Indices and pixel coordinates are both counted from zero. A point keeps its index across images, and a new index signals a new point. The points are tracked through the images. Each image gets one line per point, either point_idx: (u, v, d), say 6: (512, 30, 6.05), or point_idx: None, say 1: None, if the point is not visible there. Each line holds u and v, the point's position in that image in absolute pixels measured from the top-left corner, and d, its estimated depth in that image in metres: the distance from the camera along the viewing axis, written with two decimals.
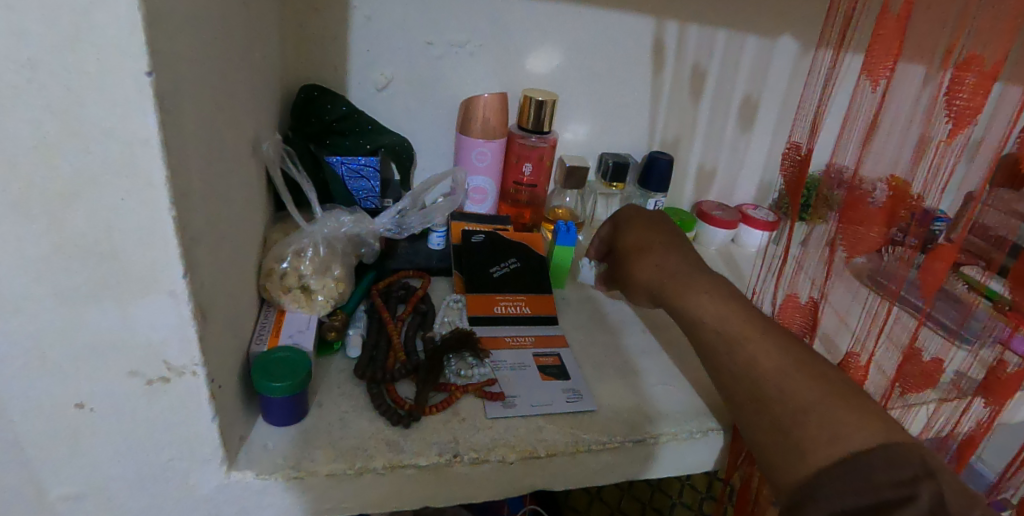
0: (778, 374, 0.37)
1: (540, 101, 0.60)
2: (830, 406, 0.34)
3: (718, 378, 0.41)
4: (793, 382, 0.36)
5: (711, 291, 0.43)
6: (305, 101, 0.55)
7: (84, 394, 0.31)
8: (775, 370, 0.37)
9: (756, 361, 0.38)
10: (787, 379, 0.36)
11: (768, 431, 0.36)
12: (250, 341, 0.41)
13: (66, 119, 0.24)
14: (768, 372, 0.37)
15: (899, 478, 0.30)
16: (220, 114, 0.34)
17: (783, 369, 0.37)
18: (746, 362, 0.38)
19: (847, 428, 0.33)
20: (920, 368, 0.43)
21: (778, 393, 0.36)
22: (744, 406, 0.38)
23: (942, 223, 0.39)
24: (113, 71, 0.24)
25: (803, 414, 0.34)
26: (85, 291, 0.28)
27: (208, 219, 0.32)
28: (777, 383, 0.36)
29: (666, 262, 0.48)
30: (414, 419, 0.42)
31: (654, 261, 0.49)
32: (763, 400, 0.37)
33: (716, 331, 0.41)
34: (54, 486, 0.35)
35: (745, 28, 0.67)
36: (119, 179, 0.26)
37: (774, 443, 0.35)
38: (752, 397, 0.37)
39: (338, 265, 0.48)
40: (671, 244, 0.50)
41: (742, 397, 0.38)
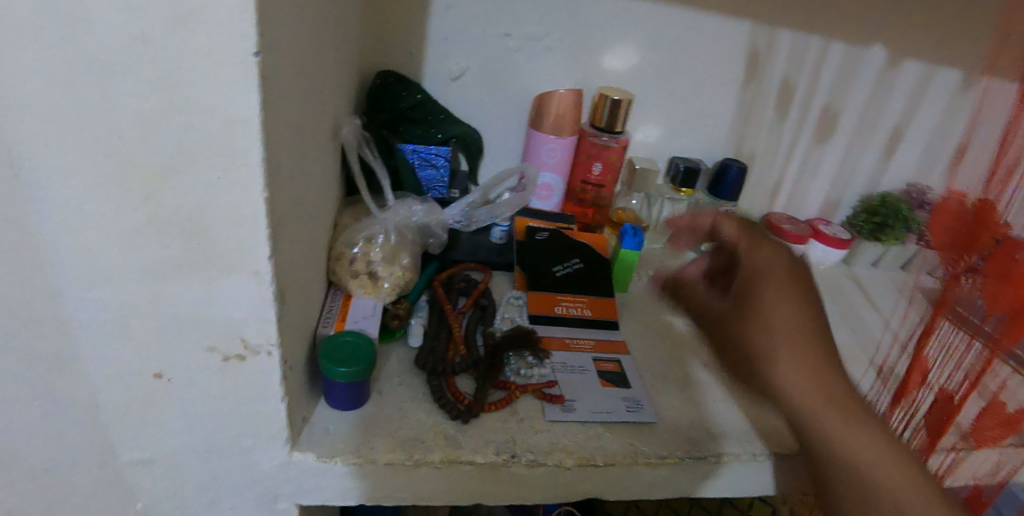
0: (878, 460, 0.38)
1: (615, 101, 0.58)
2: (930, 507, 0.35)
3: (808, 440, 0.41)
4: (881, 469, 0.37)
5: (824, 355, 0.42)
6: (381, 87, 0.55)
7: (163, 365, 0.32)
8: (873, 453, 0.38)
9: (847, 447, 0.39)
10: (880, 458, 0.37)
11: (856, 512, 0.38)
12: (317, 323, 0.42)
13: (171, 95, 0.25)
14: (867, 459, 0.38)
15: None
16: (307, 97, 0.34)
17: (880, 456, 0.38)
18: (839, 440, 0.39)
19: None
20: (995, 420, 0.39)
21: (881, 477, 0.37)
22: (836, 481, 0.39)
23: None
24: (221, 49, 0.24)
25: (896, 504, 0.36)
26: (173, 266, 0.29)
27: (292, 201, 0.32)
28: (863, 463, 0.38)
29: (780, 304, 0.44)
30: (473, 415, 0.41)
31: (770, 300, 0.45)
32: (863, 486, 0.38)
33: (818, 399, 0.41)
34: (127, 449, 0.36)
35: (839, 35, 0.63)
36: (216, 157, 0.26)
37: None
38: (853, 477, 0.38)
39: (405, 254, 0.48)
40: (791, 280, 0.46)
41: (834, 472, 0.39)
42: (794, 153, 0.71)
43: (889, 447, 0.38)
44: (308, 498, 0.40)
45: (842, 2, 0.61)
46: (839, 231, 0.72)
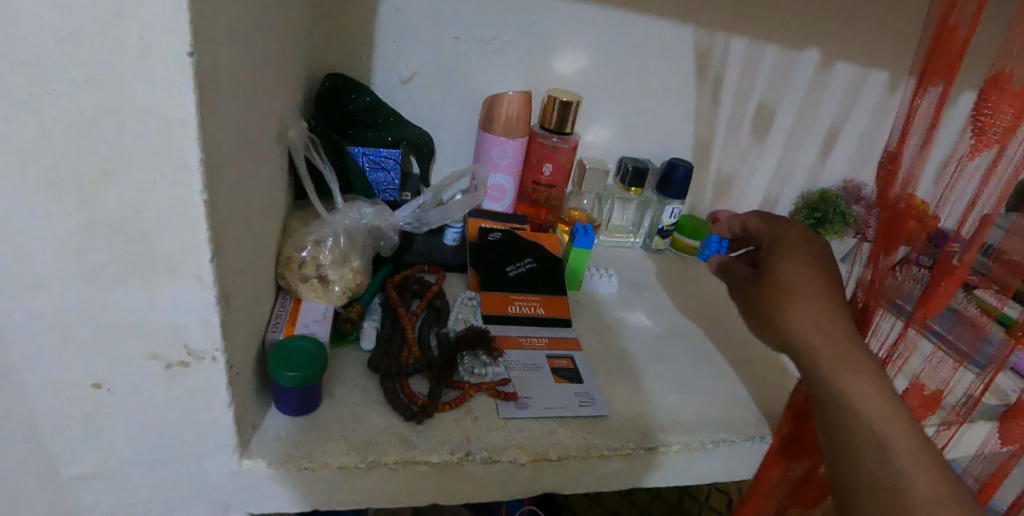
0: (906, 447, 0.35)
1: (564, 102, 0.60)
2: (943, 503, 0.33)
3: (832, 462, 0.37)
4: (920, 460, 0.34)
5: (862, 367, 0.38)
6: (329, 89, 0.55)
7: (101, 376, 0.31)
8: (903, 432, 0.35)
9: (862, 420, 0.36)
10: (903, 451, 0.34)
11: None
12: (266, 329, 0.41)
13: (103, 96, 0.24)
14: (898, 439, 0.35)
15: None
16: (250, 98, 0.33)
17: (912, 445, 0.35)
18: (877, 411, 0.36)
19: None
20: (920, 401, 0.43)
21: (891, 484, 0.34)
22: (847, 451, 0.36)
23: (960, 243, 0.37)
24: (154, 48, 0.23)
25: (913, 503, 0.33)
26: (109, 272, 0.28)
27: (235, 205, 0.31)
28: (887, 454, 0.35)
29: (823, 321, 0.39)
30: (427, 415, 0.41)
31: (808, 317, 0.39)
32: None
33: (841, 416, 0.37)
34: (65, 466, 0.35)
35: (775, 40, 0.66)
36: (153, 159, 0.25)
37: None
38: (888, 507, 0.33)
39: (356, 256, 0.47)
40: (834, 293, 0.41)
41: (846, 449, 0.36)
42: (736, 153, 0.74)
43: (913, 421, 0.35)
44: (261, 506, 0.39)
45: (775, 8, 0.64)
46: None
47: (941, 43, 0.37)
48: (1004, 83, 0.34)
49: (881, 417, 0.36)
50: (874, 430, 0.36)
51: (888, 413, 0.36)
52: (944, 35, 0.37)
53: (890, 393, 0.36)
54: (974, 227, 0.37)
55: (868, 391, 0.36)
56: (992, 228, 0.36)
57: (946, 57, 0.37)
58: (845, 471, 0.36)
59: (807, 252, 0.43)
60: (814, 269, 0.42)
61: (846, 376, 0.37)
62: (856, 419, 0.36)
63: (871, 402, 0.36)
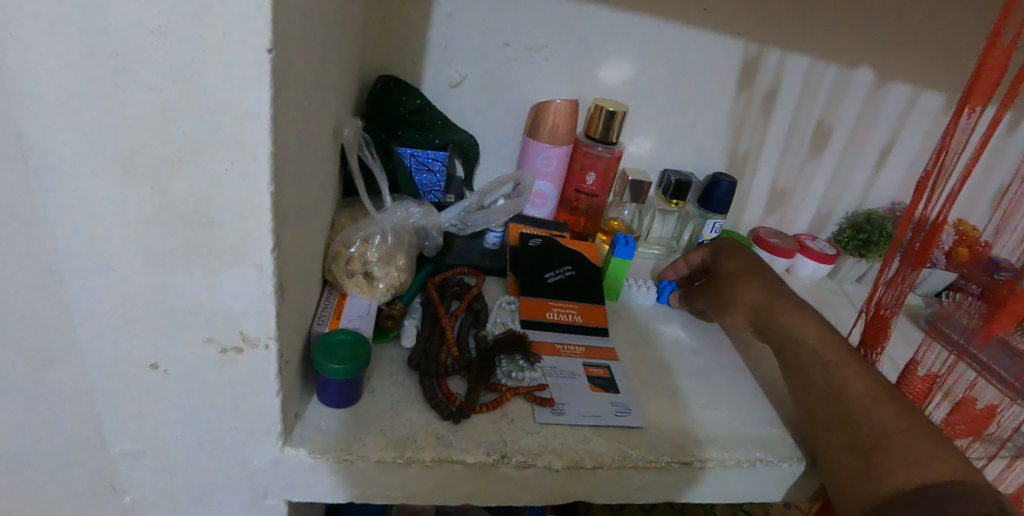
0: (868, 401, 0.41)
1: (610, 112, 0.60)
2: (911, 432, 0.38)
3: (803, 401, 0.45)
4: (880, 405, 0.40)
5: (806, 315, 0.48)
6: (382, 90, 0.56)
7: (160, 355, 0.32)
8: (865, 390, 0.41)
9: (834, 395, 0.43)
10: (874, 405, 0.40)
11: (847, 453, 0.40)
12: (313, 321, 0.42)
13: (185, 89, 0.25)
14: (859, 397, 0.41)
15: (972, 511, 0.33)
16: (313, 96, 0.35)
17: (875, 399, 0.41)
18: (839, 377, 0.43)
19: (928, 454, 0.37)
20: (968, 417, 0.43)
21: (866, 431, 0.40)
22: (825, 422, 0.43)
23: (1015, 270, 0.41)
24: (235, 45, 0.24)
25: (885, 438, 0.39)
26: (175, 257, 0.29)
27: (295, 199, 0.32)
28: (866, 409, 0.41)
29: (752, 289, 0.52)
30: (465, 415, 0.42)
31: (747, 287, 0.53)
32: (851, 424, 0.41)
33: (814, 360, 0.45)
34: (119, 441, 0.36)
35: (828, 56, 0.65)
36: (225, 149, 0.26)
37: (855, 467, 0.39)
38: (840, 417, 0.42)
39: (401, 256, 0.48)
40: (757, 269, 0.54)
41: (826, 415, 0.43)
42: (783, 169, 0.73)
43: (876, 384, 0.42)
44: (298, 494, 0.40)
45: (831, 24, 0.63)
46: (825, 246, 0.74)
47: (984, 64, 0.37)
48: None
49: (846, 380, 0.43)
50: (843, 394, 0.42)
51: (848, 376, 0.43)
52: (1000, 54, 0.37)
53: (850, 363, 0.43)
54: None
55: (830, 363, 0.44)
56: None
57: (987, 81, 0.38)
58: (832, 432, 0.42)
59: (759, 277, 0.53)
60: (766, 288, 0.52)
61: (809, 360, 0.45)
62: (824, 387, 0.43)
63: (833, 369, 0.44)
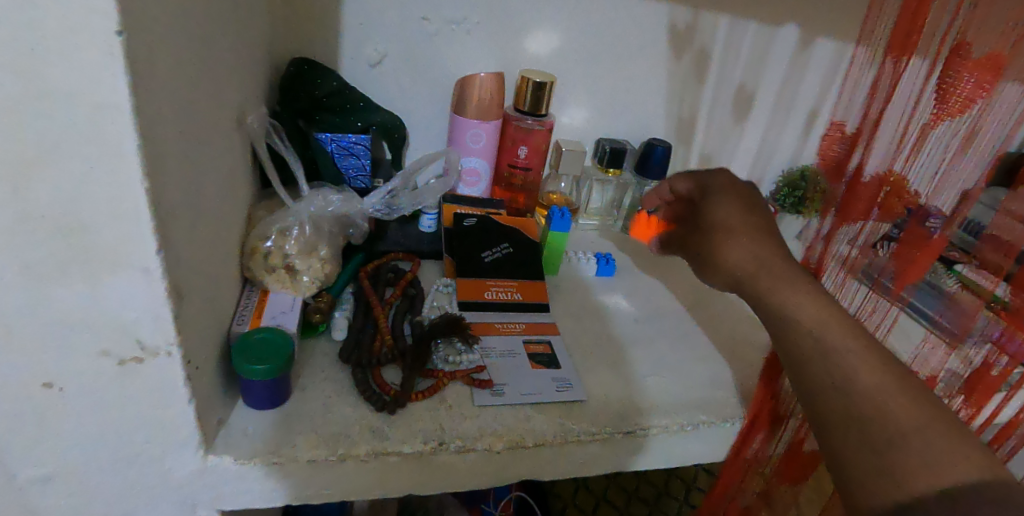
0: (872, 394, 0.32)
1: (538, 83, 0.58)
2: (932, 428, 0.30)
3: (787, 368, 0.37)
4: (885, 397, 0.32)
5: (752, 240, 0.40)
6: (294, 74, 0.53)
7: (52, 375, 0.30)
8: (909, 411, 0.31)
9: (855, 375, 0.33)
10: (885, 393, 0.32)
11: (852, 450, 0.32)
12: (231, 322, 0.40)
13: (24, 82, 0.22)
14: (869, 389, 0.32)
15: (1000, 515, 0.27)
16: (199, 81, 0.32)
17: (885, 386, 0.32)
18: (845, 372, 0.33)
19: (950, 452, 0.30)
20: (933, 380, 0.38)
21: (868, 407, 0.32)
22: (818, 419, 0.34)
23: (937, 220, 0.36)
24: (79, 29, 0.22)
25: (902, 436, 0.31)
26: (48, 268, 0.27)
27: (186, 193, 0.30)
28: (872, 400, 0.32)
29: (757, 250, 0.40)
30: (400, 405, 0.41)
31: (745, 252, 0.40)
32: (834, 416, 0.33)
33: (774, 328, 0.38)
34: (21, 470, 0.33)
35: (751, 16, 0.65)
36: (85, 145, 0.24)
37: (857, 462, 0.32)
38: (847, 415, 0.33)
39: (324, 246, 0.46)
40: (748, 211, 0.42)
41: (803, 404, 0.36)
42: (715, 131, 0.73)
43: (897, 385, 0.32)
44: (231, 503, 0.39)
45: None
46: None
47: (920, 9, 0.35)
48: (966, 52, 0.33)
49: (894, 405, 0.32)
50: (826, 341, 0.34)
51: (852, 358, 0.33)
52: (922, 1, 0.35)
53: (858, 350, 0.33)
54: (955, 202, 0.35)
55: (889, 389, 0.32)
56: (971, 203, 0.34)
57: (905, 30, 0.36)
58: (845, 434, 0.33)
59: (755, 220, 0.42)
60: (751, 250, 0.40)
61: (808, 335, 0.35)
62: (778, 324, 0.37)
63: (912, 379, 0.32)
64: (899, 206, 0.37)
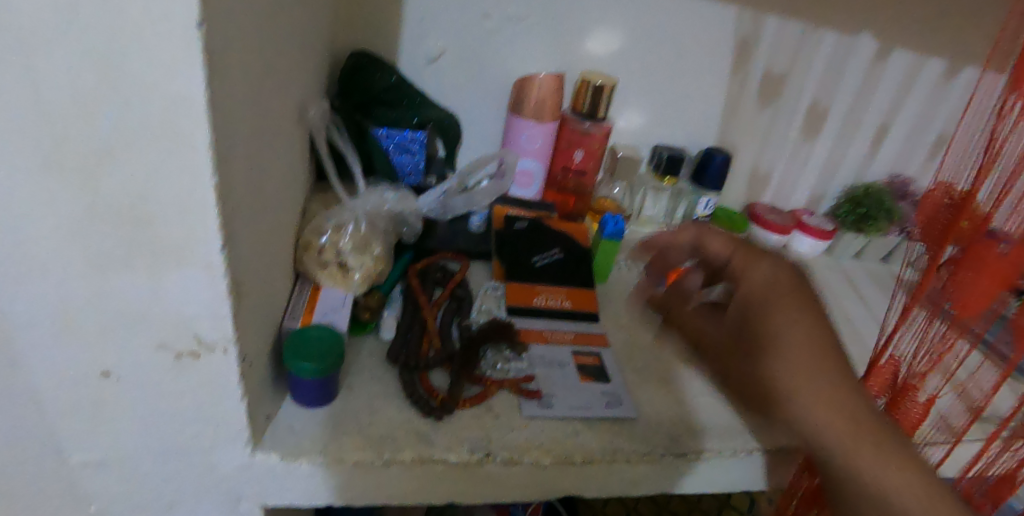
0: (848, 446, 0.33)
1: (598, 86, 0.57)
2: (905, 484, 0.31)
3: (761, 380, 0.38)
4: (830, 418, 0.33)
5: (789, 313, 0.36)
6: (354, 68, 0.52)
7: (110, 364, 0.30)
8: (874, 433, 0.32)
9: (807, 410, 0.34)
10: (859, 449, 0.32)
11: (842, 496, 0.34)
12: (283, 316, 0.40)
13: (104, 71, 0.22)
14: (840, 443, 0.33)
15: None
16: (267, 75, 0.31)
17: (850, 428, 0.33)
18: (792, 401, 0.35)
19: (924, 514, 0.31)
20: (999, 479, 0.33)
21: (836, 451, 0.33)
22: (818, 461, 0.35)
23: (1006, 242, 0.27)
24: (159, 19, 0.21)
25: (881, 496, 0.32)
26: (115, 259, 0.26)
27: (250, 188, 0.30)
28: (871, 475, 0.32)
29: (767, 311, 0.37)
30: (446, 412, 0.40)
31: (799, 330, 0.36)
32: (843, 472, 0.33)
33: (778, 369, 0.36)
34: (75, 453, 0.34)
35: (825, 23, 0.61)
36: (158, 138, 0.24)
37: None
38: (831, 464, 0.34)
39: (377, 243, 0.45)
40: None
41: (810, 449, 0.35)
42: (779, 142, 0.69)
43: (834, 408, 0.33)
44: (273, 498, 0.38)
45: None
46: (822, 222, 0.71)
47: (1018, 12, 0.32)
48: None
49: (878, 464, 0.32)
50: (791, 383, 0.35)
51: (802, 391, 0.34)
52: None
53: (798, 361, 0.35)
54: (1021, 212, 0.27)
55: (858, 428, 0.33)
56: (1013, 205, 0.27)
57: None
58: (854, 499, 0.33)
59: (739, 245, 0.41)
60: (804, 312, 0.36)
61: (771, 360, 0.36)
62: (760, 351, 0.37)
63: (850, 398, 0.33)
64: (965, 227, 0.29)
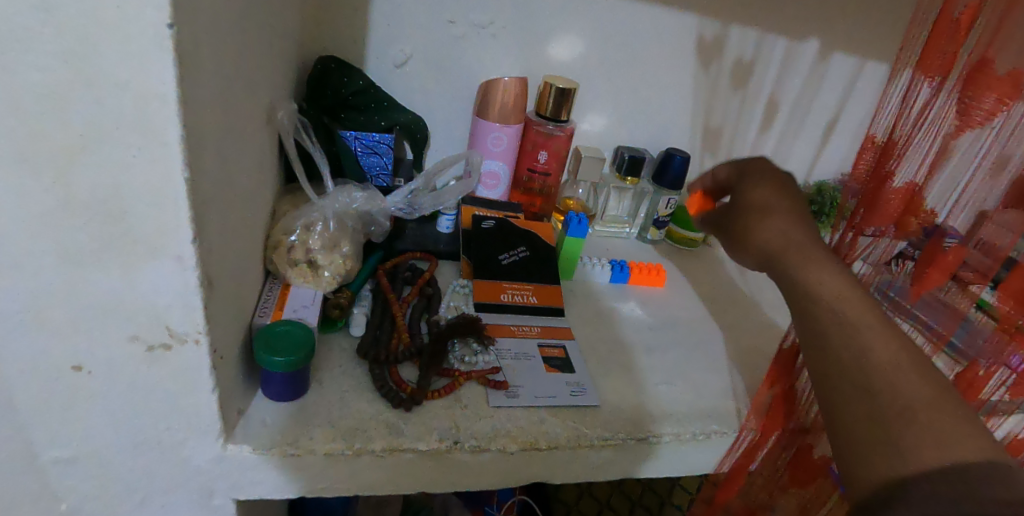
0: (893, 367, 0.29)
1: (560, 89, 0.59)
2: (940, 408, 0.28)
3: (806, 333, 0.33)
4: (904, 377, 0.29)
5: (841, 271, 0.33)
6: (321, 72, 0.53)
7: (82, 357, 0.31)
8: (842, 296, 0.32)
9: (869, 349, 0.30)
10: (901, 373, 0.29)
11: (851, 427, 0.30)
12: (254, 313, 0.41)
13: (77, 70, 0.23)
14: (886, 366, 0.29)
15: (1006, 498, 0.24)
16: (237, 77, 0.32)
17: (901, 362, 0.29)
18: (859, 351, 0.30)
19: (929, 435, 0.27)
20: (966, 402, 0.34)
21: (879, 377, 0.29)
22: (836, 390, 0.31)
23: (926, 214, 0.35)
24: (131, 21, 0.22)
25: (910, 411, 0.28)
26: (87, 253, 0.27)
27: (220, 185, 0.31)
28: (908, 401, 0.28)
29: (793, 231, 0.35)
30: (416, 403, 0.41)
31: (816, 273, 0.33)
32: (868, 388, 0.29)
33: (833, 311, 0.32)
34: (46, 449, 0.34)
35: (771, 30, 0.65)
36: (130, 135, 0.25)
37: (868, 438, 0.29)
38: (860, 387, 0.30)
39: (346, 242, 0.47)
40: (801, 209, 0.36)
41: (842, 382, 0.30)
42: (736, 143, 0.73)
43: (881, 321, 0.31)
44: (245, 492, 0.39)
45: None
46: None
47: (937, 26, 0.33)
48: (988, 72, 0.31)
49: (914, 381, 0.29)
50: (848, 317, 0.31)
51: (869, 335, 0.30)
52: (960, 27, 0.32)
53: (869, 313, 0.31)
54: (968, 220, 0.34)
55: (876, 363, 0.30)
56: (981, 215, 0.33)
57: (942, 44, 0.33)
58: (865, 433, 0.29)
59: (786, 204, 0.36)
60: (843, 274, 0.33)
61: (827, 312, 0.32)
62: (796, 297, 0.34)
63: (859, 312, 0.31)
64: (913, 223, 0.36)
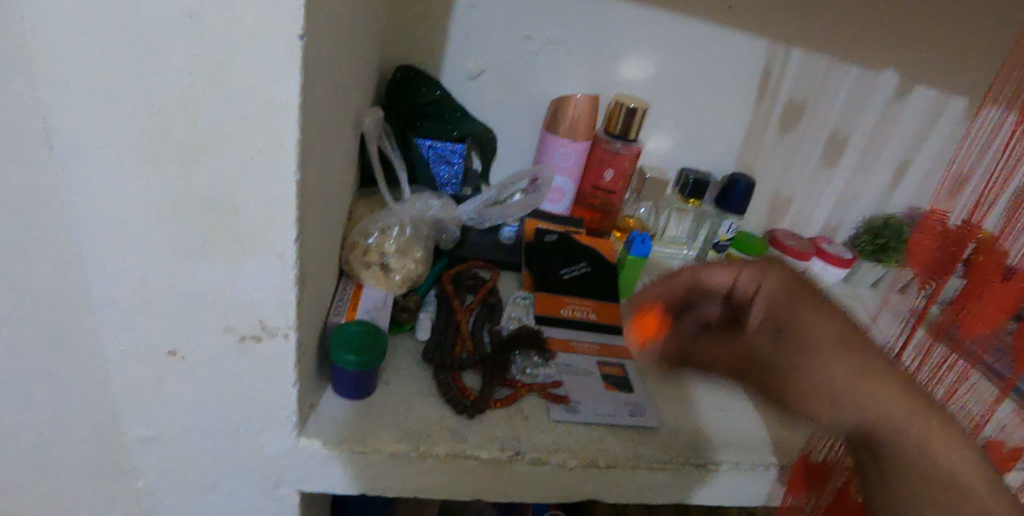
0: (853, 394, 0.34)
1: (631, 109, 0.59)
2: (914, 415, 0.32)
3: (782, 378, 0.38)
4: (861, 408, 0.33)
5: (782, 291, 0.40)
6: (401, 81, 0.55)
7: (178, 343, 0.32)
8: (848, 344, 0.35)
9: (828, 387, 0.35)
10: (884, 412, 0.33)
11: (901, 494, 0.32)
12: (329, 311, 0.42)
13: (211, 74, 0.25)
14: (901, 420, 0.32)
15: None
16: (337, 87, 0.34)
17: (857, 391, 0.34)
18: (826, 384, 0.35)
19: (927, 475, 0.31)
20: None
21: (854, 414, 0.34)
22: (866, 456, 0.34)
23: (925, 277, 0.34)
24: (266, 31, 0.24)
25: (915, 444, 0.32)
26: (197, 245, 0.29)
27: (317, 188, 0.32)
28: (904, 440, 0.32)
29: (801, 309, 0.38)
30: (478, 411, 0.41)
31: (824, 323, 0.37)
32: (897, 443, 0.32)
33: (819, 375, 0.35)
34: (133, 427, 0.36)
35: (849, 58, 0.63)
36: (251, 137, 0.26)
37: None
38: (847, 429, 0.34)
39: (418, 248, 0.48)
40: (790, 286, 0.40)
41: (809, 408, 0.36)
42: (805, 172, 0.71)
43: (836, 344, 0.35)
44: (310, 484, 0.40)
45: (855, 25, 0.61)
46: (842, 250, 0.71)
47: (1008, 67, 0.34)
48: None
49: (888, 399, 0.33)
50: (829, 365, 0.35)
51: (818, 349, 0.36)
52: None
53: (853, 360, 0.34)
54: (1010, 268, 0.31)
55: (822, 389, 0.35)
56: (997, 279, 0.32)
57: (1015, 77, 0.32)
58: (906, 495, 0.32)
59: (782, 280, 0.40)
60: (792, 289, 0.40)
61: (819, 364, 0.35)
62: (795, 369, 0.37)
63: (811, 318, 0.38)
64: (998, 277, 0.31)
